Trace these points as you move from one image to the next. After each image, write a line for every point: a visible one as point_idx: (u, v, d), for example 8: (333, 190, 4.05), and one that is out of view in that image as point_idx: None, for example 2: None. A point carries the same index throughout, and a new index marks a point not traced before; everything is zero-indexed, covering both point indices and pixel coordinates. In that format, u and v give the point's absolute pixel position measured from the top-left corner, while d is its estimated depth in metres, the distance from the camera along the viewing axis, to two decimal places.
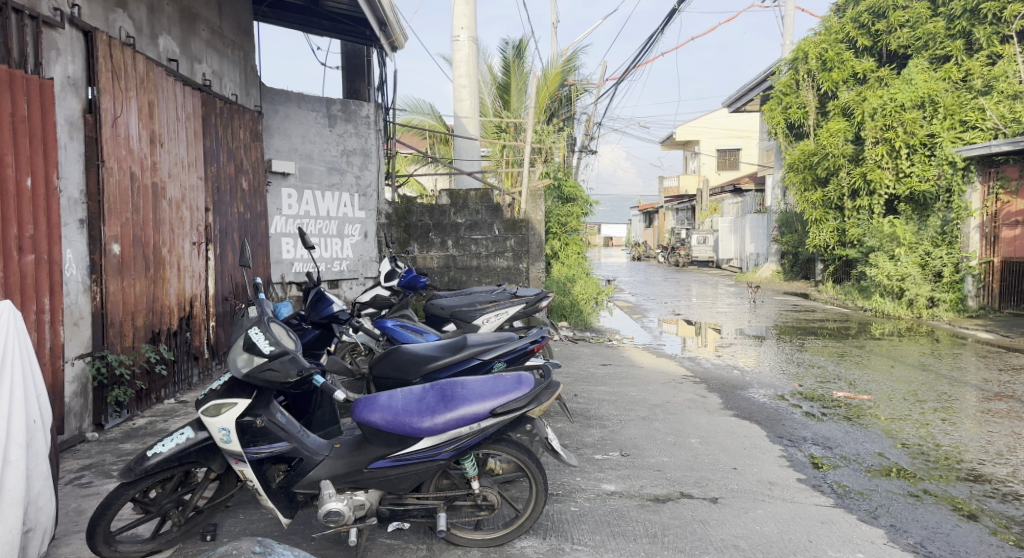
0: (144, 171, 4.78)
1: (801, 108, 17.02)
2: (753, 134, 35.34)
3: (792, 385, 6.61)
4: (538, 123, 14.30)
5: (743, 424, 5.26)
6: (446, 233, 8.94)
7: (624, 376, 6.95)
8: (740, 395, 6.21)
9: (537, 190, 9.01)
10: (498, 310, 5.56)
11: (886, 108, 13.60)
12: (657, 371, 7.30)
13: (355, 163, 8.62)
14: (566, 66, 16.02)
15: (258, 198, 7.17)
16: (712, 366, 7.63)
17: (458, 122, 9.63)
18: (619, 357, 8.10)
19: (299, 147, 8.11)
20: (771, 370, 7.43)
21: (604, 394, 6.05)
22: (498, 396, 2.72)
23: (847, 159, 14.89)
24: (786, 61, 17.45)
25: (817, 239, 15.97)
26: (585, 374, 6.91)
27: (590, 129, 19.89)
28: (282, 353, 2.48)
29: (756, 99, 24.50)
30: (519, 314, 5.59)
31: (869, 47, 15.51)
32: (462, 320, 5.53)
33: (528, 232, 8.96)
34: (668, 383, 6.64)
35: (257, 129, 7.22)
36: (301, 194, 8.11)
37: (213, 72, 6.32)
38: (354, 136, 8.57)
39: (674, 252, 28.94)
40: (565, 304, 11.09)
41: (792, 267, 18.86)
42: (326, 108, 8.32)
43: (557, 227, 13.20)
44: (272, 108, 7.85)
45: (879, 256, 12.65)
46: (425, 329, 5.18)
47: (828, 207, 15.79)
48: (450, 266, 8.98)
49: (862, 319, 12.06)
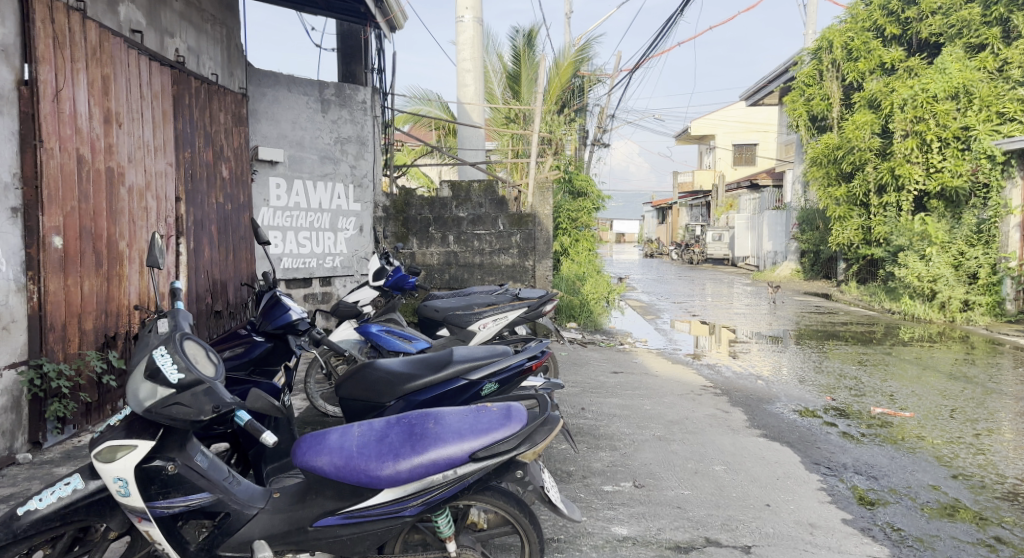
0: (95, 154, 4.22)
1: (824, 99, 16.28)
2: (771, 128, 34.42)
3: (824, 399, 5.97)
4: (548, 114, 13.70)
5: (772, 447, 4.64)
6: (447, 227, 8.37)
7: (637, 385, 6.35)
8: (766, 411, 5.59)
9: (544, 182, 8.39)
10: (497, 315, 4.95)
11: (917, 99, 12.87)
12: (673, 380, 6.70)
13: (350, 151, 8.04)
14: (580, 55, 15.38)
15: (240, 188, 6.61)
16: (733, 374, 7.02)
17: (461, 109, 9.02)
18: (631, 363, 7.51)
19: (289, 134, 7.53)
20: (798, 381, 6.80)
21: (615, 408, 5.46)
22: (479, 435, 2.13)
23: (874, 153, 14.16)
24: (808, 51, 16.71)
25: (840, 237, 15.24)
26: (595, 383, 6.32)
27: (603, 121, 19.26)
28: (197, 383, 1.90)
29: (775, 92, 23.71)
30: (520, 319, 5.02)
31: (897, 36, 14.73)
32: (457, 324, 4.92)
33: (535, 228, 8.36)
34: (687, 395, 6.03)
35: (240, 113, 6.65)
36: (291, 184, 7.54)
37: (187, 48, 5.77)
38: (349, 122, 8.00)
39: (688, 250, 28.27)
40: (575, 304, 10.50)
41: (813, 265, 18.15)
42: (318, 92, 7.72)
43: (567, 222, 12.59)
44: (259, 91, 7.27)
45: (908, 255, 11.95)
46: (414, 335, 4.60)
47: (852, 204, 15.09)
48: (451, 262, 8.41)
49: (889, 323, 11.39)
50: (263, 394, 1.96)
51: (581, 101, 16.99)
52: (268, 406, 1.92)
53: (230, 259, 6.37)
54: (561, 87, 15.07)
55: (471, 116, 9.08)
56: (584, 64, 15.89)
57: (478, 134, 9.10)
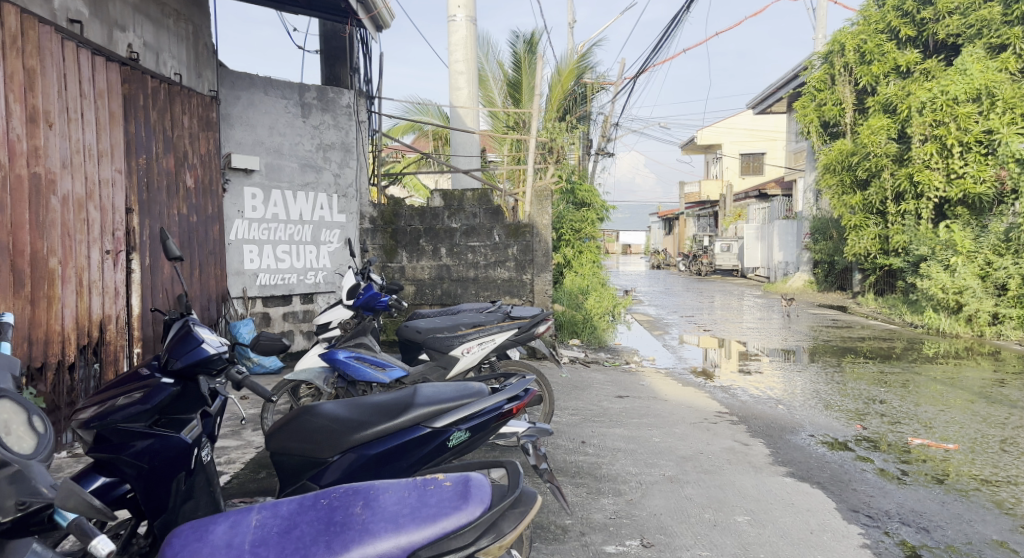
0: (15, 159, 3.73)
1: (835, 104, 15.70)
2: (779, 136, 33.78)
3: (855, 428, 5.34)
4: (549, 121, 13.18)
5: (801, 490, 4.00)
6: (439, 239, 7.81)
7: (645, 412, 5.72)
8: (790, 443, 4.96)
9: (543, 190, 7.81)
10: (483, 338, 4.31)
11: (936, 102, 12.26)
12: (684, 405, 6.08)
13: (333, 159, 7.49)
14: (583, 62, 14.90)
15: (208, 199, 6.06)
16: (750, 398, 6.39)
17: (454, 113, 8.48)
18: (638, 385, 6.90)
19: (267, 140, 6.98)
20: (823, 405, 6.16)
21: (620, 440, 4.85)
22: (421, 526, 1.52)
23: (891, 159, 13.54)
24: (819, 55, 16.16)
25: (856, 247, 14.59)
26: (597, 410, 5.70)
27: (607, 130, 18.75)
28: (1, 467, 1.33)
29: (784, 100, 23.14)
30: (510, 343, 4.37)
31: (913, 37, 14.15)
32: (438, 349, 4.28)
33: (533, 239, 7.77)
34: (701, 425, 5.39)
35: (208, 117, 6.11)
36: (268, 195, 6.99)
37: (143, 44, 5.24)
38: (332, 128, 7.46)
39: (696, 261, 27.64)
40: (578, 320, 9.88)
41: (827, 276, 17.51)
42: (298, 95, 7.19)
43: (569, 233, 12.01)
44: (233, 94, 6.73)
45: (932, 265, 11.31)
46: (389, 361, 4.03)
47: (868, 212, 14.47)
48: (443, 277, 7.83)
49: (913, 338, 10.74)
50: (77, 485, 1.33)
51: (584, 109, 16.52)
52: (92, 506, 1.34)
53: (196, 276, 5.81)
54: (563, 95, 14.58)
55: (465, 121, 8.54)
56: (587, 71, 15.42)
57: (472, 140, 8.54)
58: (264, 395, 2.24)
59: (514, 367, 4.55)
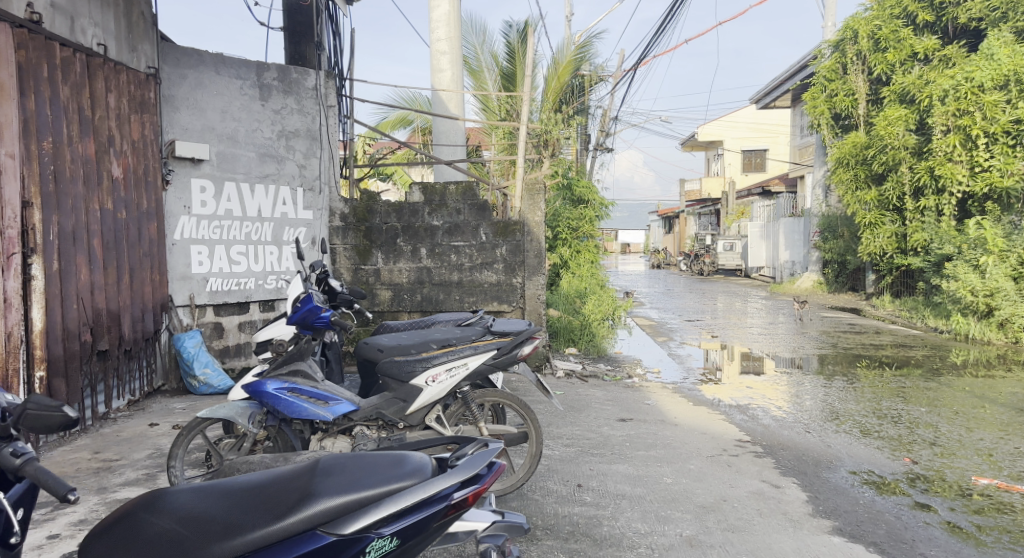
0: None
1: (847, 95, 14.88)
2: (782, 132, 32.95)
3: (904, 463, 4.51)
4: (546, 112, 12.36)
5: (855, 555, 3.14)
6: (419, 238, 6.97)
7: (654, 442, 4.87)
8: (830, 485, 4.13)
9: (535, 183, 6.97)
10: (452, 364, 3.35)
11: (959, 90, 11.40)
12: (697, 431, 5.23)
13: (297, 148, 6.63)
14: (582, 52, 14.06)
15: (142, 193, 5.18)
16: (773, 423, 5.54)
17: (436, 98, 7.63)
18: (644, 403, 6.08)
19: (219, 126, 6.10)
20: (857, 430, 5.34)
21: (625, 482, 4.01)
22: None
23: (909, 151, 12.72)
24: (829, 44, 15.39)
25: (871, 246, 13.85)
26: (596, 440, 4.83)
27: (606, 124, 17.95)
28: None
29: (789, 94, 22.33)
30: (486, 370, 3.41)
31: (930, 23, 13.30)
32: (397, 378, 3.33)
33: (524, 238, 6.94)
34: (720, 460, 4.53)
35: (144, 97, 5.25)
36: (220, 188, 6.11)
37: (51, 5, 4.28)
38: (295, 113, 6.59)
39: (698, 260, 26.69)
40: (575, 327, 9.01)
41: (837, 276, 16.72)
42: (255, 75, 6.31)
43: (567, 231, 11.19)
44: (178, 72, 5.85)
45: (959, 266, 10.49)
46: (333, 394, 3.22)
47: (883, 209, 13.70)
48: (424, 281, 6.98)
49: (938, 344, 9.93)
50: None
51: (582, 101, 15.68)
52: None
53: (125, 282, 4.93)
54: (560, 87, 13.75)
55: (449, 106, 7.67)
56: (586, 62, 14.57)
57: (456, 128, 7.68)
58: (64, 497, 1.36)
59: (492, 398, 3.46)
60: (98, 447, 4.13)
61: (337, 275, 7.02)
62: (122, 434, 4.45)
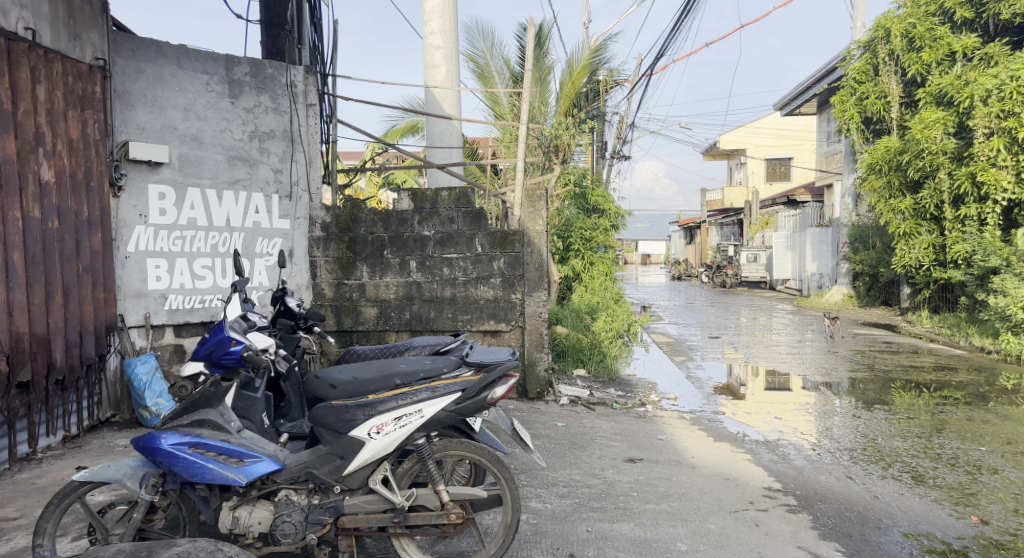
0: None
1: (880, 98, 14.02)
2: (808, 139, 31.90)
3: (972, 523, 3.71)
4: (557, 116, 11.68)
5: None
6: (407, 250, 6.30)
7: (667, 491, 4.10)
8: (884, 554, 3.34)
9: (535, 189, 6.25)
10: (403, 410, 2.62)
11: (1003, 90, 10.48)
12: (720, 476, 4.47)
13: (271, 151, 6.04)
14: (597, 56, 13.33)
15: (81, 199, 4.57)
16: (808, 465, 4.73)
17: (429, 96, 6.99)
18: (658, 438, 5.32)
19: (182, 126, 5.50)
20: (908, 475, 4.53)
21: (631, 549, 3.26)
22: None
23: (948, 156, 11.83)
24: (859, 44, 14.56)
25: (906, 257, 12.98)
26: (598, 488, 4.07)
27: (623, 131, 17.25)
28: None
29: (816, 99, 21.42)
30: (447, 417, 2.66)
31: (969, 20, 12.34)
32: (333, 428, 2.63)
33: (524, 249, 6.23)
34: (746, 517, 3.74)
35: (87, 91, 4.67)
36: (182, 195, 5.50)
37: None
38: (270, 112, 6.01)
39: (720, 272, 25.73)
40: (584, 346, 8.23)
41: (869, 290, 15.78)
42: (224, 70, 5.73)
43: (579, 243, 10.48)
44: (133, 66, 5.25)
45: (1008, 280, 9.59)
46: (249, 449, 2.56)
47: (920, 218, 12.83)
48: (413, 297, 6.30)
49: (987, 366, 9.02)
50: None
51: (598, 106, 14.95)
52: None
53: (58, 302, 4.30)
54: (573, 92, 13.08)
55: (443, 105, 7.01)
56: (601, 66, 13.84)
57: (451, 129, 7.02)
58: None
59: (456, 452, 2.70)
60: (1, 500, 3.48)
61: (318, 291, 6.36)
62: (39, 481, 3.80)
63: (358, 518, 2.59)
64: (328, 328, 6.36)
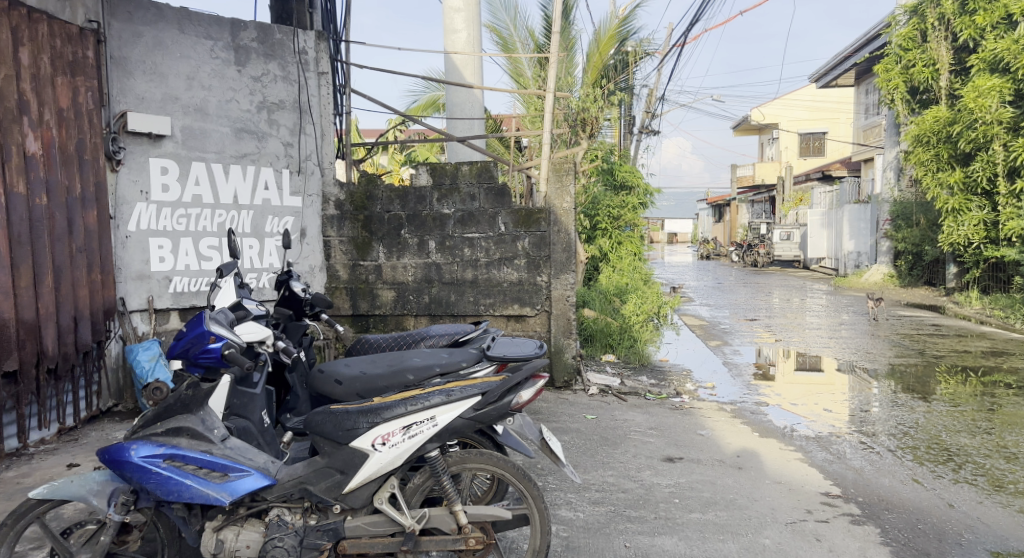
0: None
1: (928, 66, 13.17)
2: (843, 112, 30.78)
3: None
4: (584, 88, 11.14)
5: None
6: (426, 229, 5.90)
7: (713, 498, 3.67)
8: None
9: (563, 163, 5.79)
10: (412, 418, 2.23)
11: None
12: (769, 478, 4.04)
13: (281, 123, 5.66)
14: (626, 25, 12.72)
15: (73, 173, 4.23)
16: (868, 467, 4.27)
17: (449, 64, 6.54)
18: (697, 432, 4.90)
19: (185, 96, 5.12)
20: (983, 479, 4.04)
21: None
22: None
23: (1004, 126, 11.07)
24: (905, 8, 13.69)
25: (954, 234, 12.25)
26: (635, 494, 3.67)
27: (651, 105, 16.60)
28: None
29: (854, 69, 20.48)
30: (463, 428, 2.27)
31: None
32: (332, 438, 2.24)
33: (550, 228, 5.80)
34: (806, 530, 3.31)
35: (77, 56, 4.30)
36: (186, 169, 5.13)
37: None
38: (279, 81, 5.62)
39: (751, 251, 25.04)
40: (613, 331, 7.78)
41: (911, 269, 15.07)
42: (230, 35, 5.33)
43: (607, 221, 10.00)
44: (131, 30, 4.85)
45: None
46: (235, 462, 2.19)
47: (970, 192, 12.09)
48: (432, 279, 5.92)
49: None
50: None
51: (626, 79, 14.30)
52: None
53: (49, 285, 3.97)
54: (600, 63, 12.50)
55: (464, 73, 6.55)
56: (630, 36, 13.21)
57: (472, 99, 6.57)
58: None
59: (475, 465, 2.32)
60: None
61: (332, 273, 6.00)
62: (26, 481, 3.50)
63: (362, 542, 2.22)
64: (343, 312, 6.01)
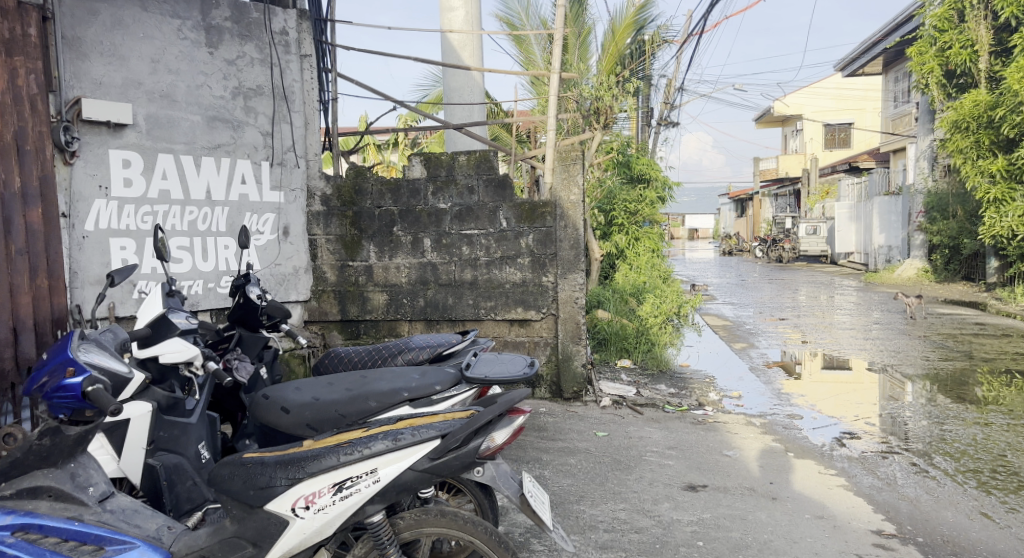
0: None
1: (965, 47, 12.35)
2: (870, 102, 29.76)
3: None
4: (597, 77, 10.55)
5: None
6: (421, 226, 5.36)
7: (744, 539, 3.08)
8: None
9: (569, 150, 5.22)
10: (345, 474, 1.78)
11: None
12: (809, 512, 3.44)
13: (259, 111, 5.18)
14: (644, 11, 12.10)
15: (8, 165, 3.79)
16: (926, 496, 3.64)
17: (445, 46, 6.00)
18: (724, 453, 4.31)
19: (149, 82, 4.60)
20: None
21: None
22: None
23: None
24: None
25: (996, 226, 11.43)
26: (651, 535, 3.09)
27: (670, 96, 15.93)
28: None
29: (883, 56, 19.58)
30: (414, 482, 1.81)
31: None
32: (242, 500, 1.83)
33: (557, 223, 5.23)
34: None
35: (13, 35, 3.85)
36: (151, 162, 4.60)
37: None
38: (255, 65, 5.14)
39: (776, 246, 24.27)
40: (629, 334, 7.20)
41: (948, 264, 14.26)
42: (200, 14, 4.83)
43: (624, 217, 9.37)
44: (86, 6, 4.28)
45: None
46: (110, 531, 1.92)
47: (1014, 181, 11.29)
48: (427, 280, 5.39)
49: None
50: None
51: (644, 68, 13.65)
52: None
53: None
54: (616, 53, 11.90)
55: (462, 55, 6.00)
56: (648, 23, 12.58)
57: (472, 83, 6.03)
58: None
59: (433, 530, 1.81)
60: None
61: (319, 275, 5.50)
62: None
63: None
64: (331, 318, 5.51)
